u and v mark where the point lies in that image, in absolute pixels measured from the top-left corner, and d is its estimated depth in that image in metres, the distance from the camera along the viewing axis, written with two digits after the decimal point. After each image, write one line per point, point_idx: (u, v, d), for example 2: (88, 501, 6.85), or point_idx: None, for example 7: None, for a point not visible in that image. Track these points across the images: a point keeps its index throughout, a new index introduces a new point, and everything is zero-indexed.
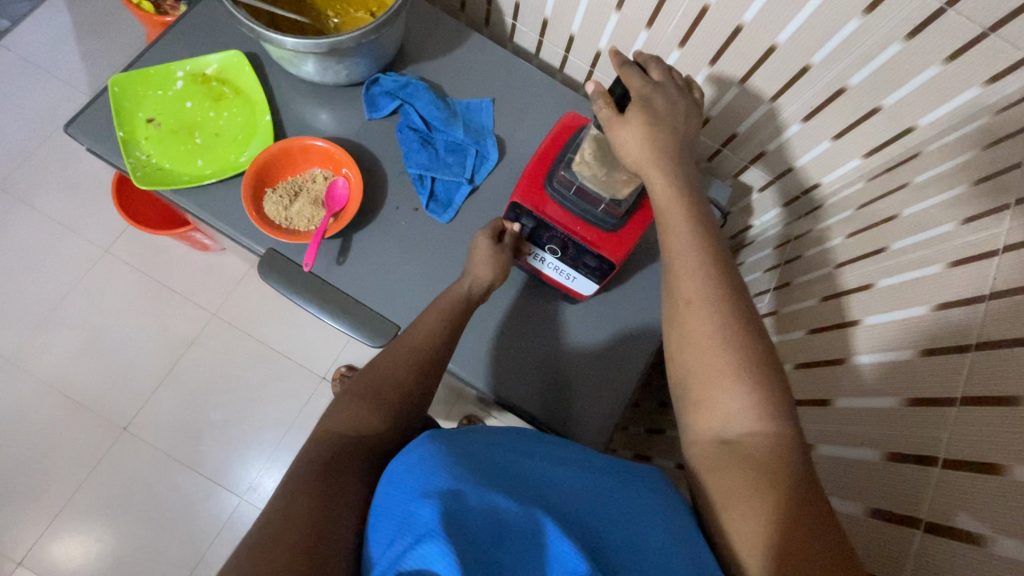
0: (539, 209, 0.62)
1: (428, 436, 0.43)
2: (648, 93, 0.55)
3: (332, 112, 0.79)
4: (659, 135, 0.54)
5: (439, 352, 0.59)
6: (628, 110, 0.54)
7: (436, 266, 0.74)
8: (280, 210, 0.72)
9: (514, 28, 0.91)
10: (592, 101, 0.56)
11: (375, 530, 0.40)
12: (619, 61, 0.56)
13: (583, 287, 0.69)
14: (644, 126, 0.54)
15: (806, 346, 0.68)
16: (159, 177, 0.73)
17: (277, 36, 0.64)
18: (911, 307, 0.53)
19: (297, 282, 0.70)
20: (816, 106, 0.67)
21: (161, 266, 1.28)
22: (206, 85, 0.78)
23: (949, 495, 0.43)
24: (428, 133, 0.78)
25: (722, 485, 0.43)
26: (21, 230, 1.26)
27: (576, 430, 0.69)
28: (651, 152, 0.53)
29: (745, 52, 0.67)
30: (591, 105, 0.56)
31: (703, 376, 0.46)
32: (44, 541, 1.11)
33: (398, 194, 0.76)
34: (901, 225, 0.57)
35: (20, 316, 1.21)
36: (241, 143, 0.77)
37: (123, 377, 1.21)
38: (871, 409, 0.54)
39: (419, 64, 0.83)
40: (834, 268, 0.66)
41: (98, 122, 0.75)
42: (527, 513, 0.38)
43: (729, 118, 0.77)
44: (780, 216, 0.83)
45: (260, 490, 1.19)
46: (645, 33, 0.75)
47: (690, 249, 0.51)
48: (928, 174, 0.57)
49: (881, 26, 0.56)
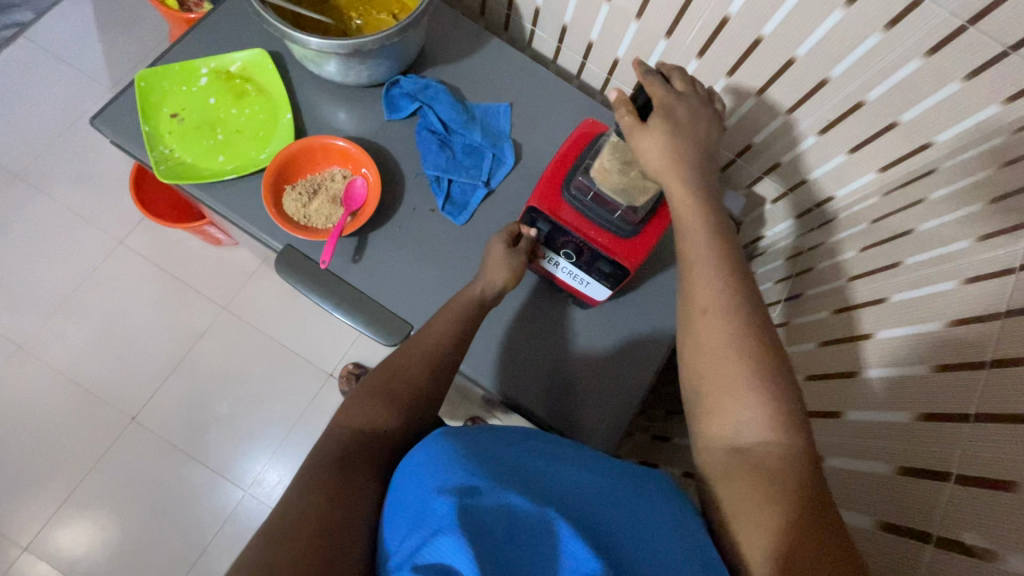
0: (555, 213, 0.63)
1: (442, 432, 0.44)
2: (671, 102, 0.56)
3: (352, 112, 0.80)
4: (680, 144, 0.55)
5: (452, 352, 0.60)
6: (650, 119, 0.55)
7: (450, 267, 0.74)
8: (299, 207, 0.73)
9: (533, 34, 0.91)
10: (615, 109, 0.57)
11: (391, 523, 0.40)
12: (642, 70, 0.57)
13: (596, 292, 0.69)
14: (666, 135, 0.54)
15: (817, 358, 0.68)
16: (181, 171, 0.74)
17: (302, 36, 0.65)
18: (925, 322, 0.53)
19: (313, 279, 0.71)
20: (833, 120, 0.67)
21: (174, 258, 1.30)
22: (230, 81, 0.79)
23: (961, 510, 0.43)
24: (446, 135, 0.79)
25: (733, 493, 0.43)
26: (38, 219, 1.28)
27: (584, 435, 0.70)
28: (671, 161, 0.54)
29: (764, 64, 0.67)
30: (613, 113, 0.56)
31: (716, 384, 0.47)
32: (50, 528, 1.13)
33: (414, 194, 0.77)
34: (916, 240, 0.57)
35: (34, 304, 1.23)
36: (262, 140, 0.78)
37: (133, 367, 1.22)
38: (882, 423, 0.54)
39: (438, 67, 0.83)
40: (847, 281, 0.66)
41: (123, 115, 0.76)
42: (541, 512, 0.38)
43: (744, 129, 0.77)
44: (793, 227, 0.83)
45: (263, 485, 1.19)
46: (664, 43, 0.75)
47: (706, 258, 0.51)
48: (944, 190, 0.57)
49: (901, 41, 0.56)
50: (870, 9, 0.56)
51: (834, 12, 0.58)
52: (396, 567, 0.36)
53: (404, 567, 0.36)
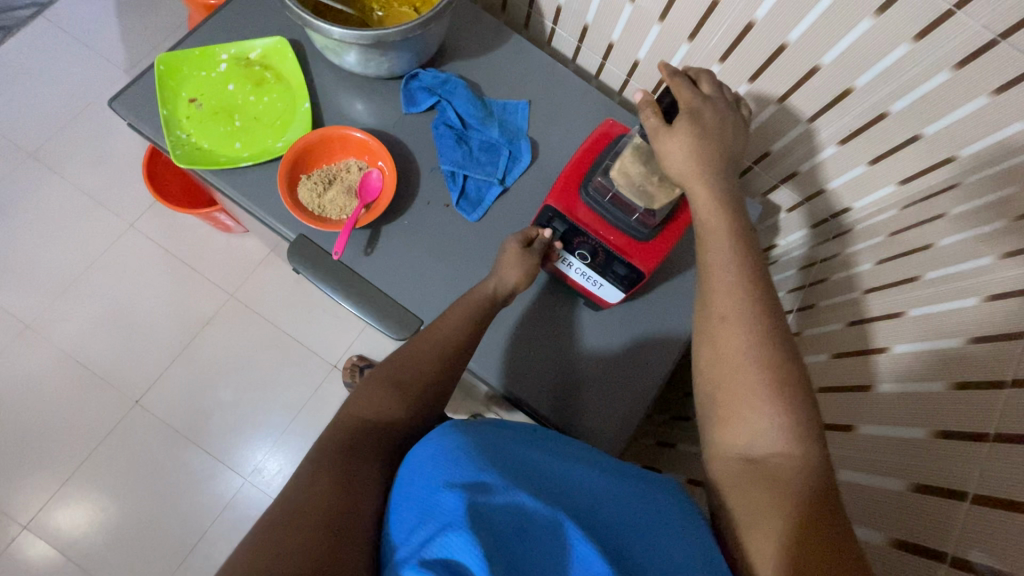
0: (571, 211, 0.64)
1: (451, 427, 0.44)
2: (697, 106, 0.56)
3: (369, 103, 0.80)
4: (706, 148, 0.54)
5: (462, 348, 0.60)
6: (676, 121, 0.55)
7: (463, 264, 0.74)
8: (314, 197, 0.73)
9: (554, 33, 0.91)
10: (639, 110, 0.57)
11: (398, 516, 0.40)
12: (669, 72, 0.57)
13: (609, 295, 0.68)
14: (692, 137, 0.54)
15: (829, 370, 0.67)
16: (197, 156, 0.74)
17: (325, 25, 0.65)
18: (943, 339, 0.52)
19: (325, 269, 0.71)
20: (855, 130, 0.66)
21: (184, 243, 1.30)
22: (249, 68, 0.79)
23: (978, 531, 0.43)
24: (463, 131, 0.78)
25: (745, 503, 0.43)
26: (50, 198, 1.28)
27: (591, 436, 0.69)
28: (696, 164, 0.54)
29: (787, 71, 0.67)
30: (639, 114, 0.57)
31: (732, 392, 0.46)
32: (49, 507, 1.13)
33: (429, 189, 0.77)
34: (935, 255, 0.56)
35: (43, 283, 1.23)
36: (279, 128, 0.78)
37: (139, 351, 1.22)
38: (896, 438, 0.53)
39: (457, 62, 0.83)
40: (862, 294, 0.65)
41: (142, 99, 0.76)
42: (551, 511, 0.38)
43: (763, 136, 0.76)
44: (806, 237, 0.82)
45: (263, 474, 1.19)
46: (686, 46, 0.74)
47: (726, 264, 0.51)
48: (966, 206, 0.55)
49: (929, 53, 0.55)
50: (899, 18, 0.55)
51: (863, 21, 0.57)
52: (403, 560, 0.36)
53: (411, 561, 0.35)
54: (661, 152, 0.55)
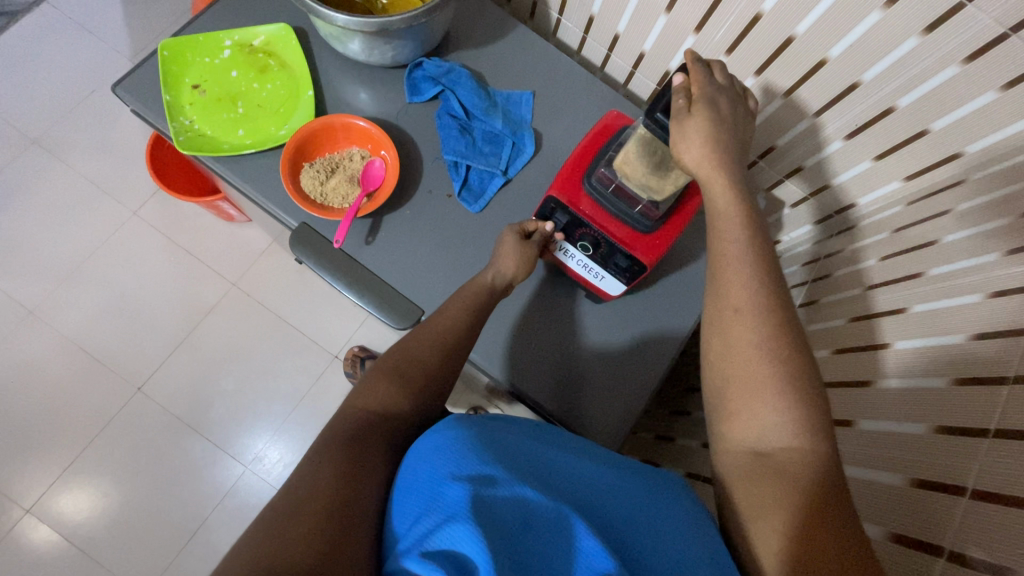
0: (574, 204, 0.63)
1: (454, 420, 0.44)
2: (714, 92, 0.55)
3: (373, 93, 0.80)
4: (721, 134, 0.54)
5: (461, 338, 0.59)
6: (695, 107, 0.54)
7: (465, 255, 0.74)
8: (316, 185, 0.73)
9: (559, 23, 0.90)
10: (657, 97, 0.57)
11: (401, 506, 0.40)
12: (692, 59, 0.57)
13: (610, 287, 0.68)
14: (708, 122, 0.53)
15: (833, 365, 0.67)
16: (201, 142, 0.74)
17: (329, 12, 0.64)
18: (945, 335, 0.52)
19: (327, 258, 0.71)
20: (862, 125, 0.65)
21: (186, 232, 1.30)
22: (252, 55, 0.79)
23: (975, 527, 0.43)
24: (467, 121, 0.78)
25: (752, 497, 0.43)
26: (53, 185, 1.28)
27: (588, 430, 0.69)
28: (712, 151, 0.53)
29: (794, 65, 0.66)
30: (660, 100, 0.56)
31: (741, 386, 0.46)
32: (52, 492, 1.14)
33: (432, 179, 0.76)
34: (941, 252, 0.55)
35: (46, 270, 1.24)
36: (283, 115, 0.78)
37: (140, 337, 1.23)
38: (897, 434, 0.54)
39: (461, 51, 0.83)
40: (866, 290, 0.65)
41: (146, 85, 0.76)
42: (553, 503, 0.38)
43: (771, 130, 0.75)
44: (813, 232, 0.82)
45: (264, 462, 1.20)
46: (693, 37, 0.74)
47: (738, 257, 0.51)
48: (972, 203, 0.55)
49: (937, 48, 0.54)
50: (908, 11, 0.54)
51: (872, 13, 0.57)
52: (405, 550, 0.36)
53: (413, 552, 0.35)
54: (680, 134, 0.54)
